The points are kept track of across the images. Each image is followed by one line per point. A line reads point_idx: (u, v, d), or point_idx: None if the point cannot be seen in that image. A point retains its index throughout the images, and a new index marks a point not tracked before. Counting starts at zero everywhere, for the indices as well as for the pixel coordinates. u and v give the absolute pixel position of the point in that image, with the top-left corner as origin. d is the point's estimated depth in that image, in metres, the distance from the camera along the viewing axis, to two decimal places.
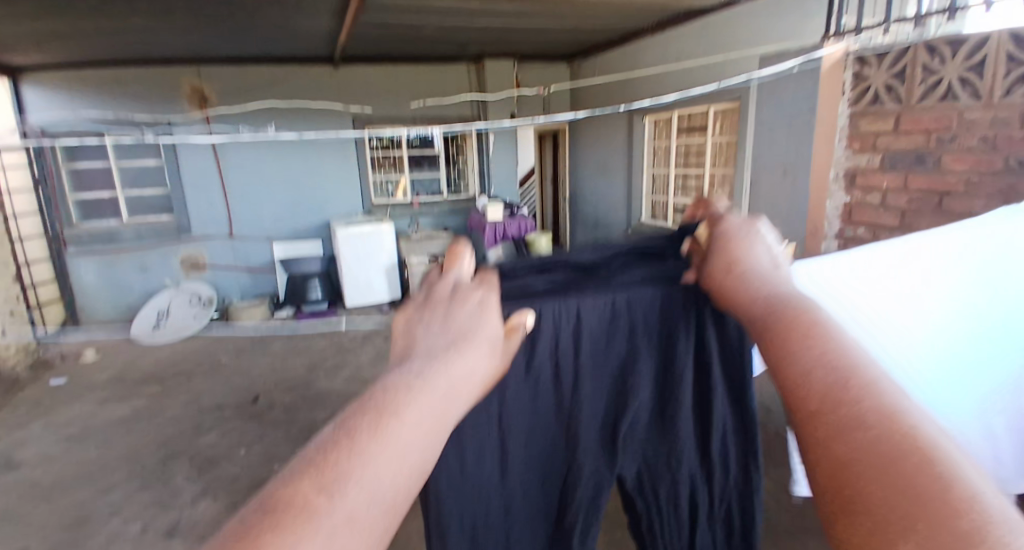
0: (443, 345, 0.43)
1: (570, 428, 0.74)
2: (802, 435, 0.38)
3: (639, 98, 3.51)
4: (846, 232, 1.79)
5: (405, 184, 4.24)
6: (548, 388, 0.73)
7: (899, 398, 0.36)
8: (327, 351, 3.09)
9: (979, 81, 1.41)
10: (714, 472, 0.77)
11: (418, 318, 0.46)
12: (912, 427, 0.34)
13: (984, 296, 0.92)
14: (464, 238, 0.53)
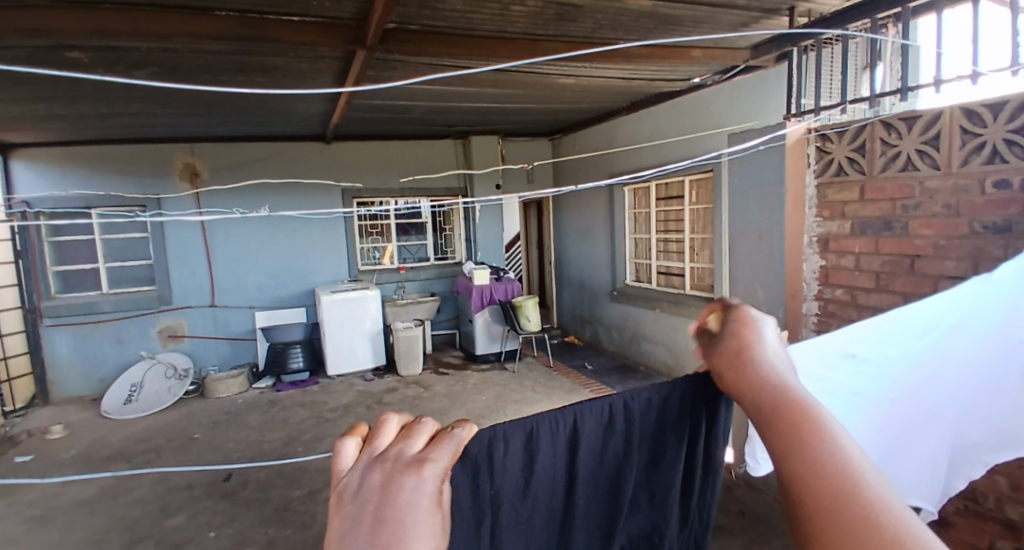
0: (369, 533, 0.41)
1: (567, 535, 0.79)
2: (801, 530, 0.40)
3: (618, 170, 3.65)
4: (825, 294, 1.82)
5: (392, 251, 4.29)
6: (546, 501, 0.77)
7: (891, 503, 0.39)
8: (307, 423, 2.99)
9: (936, 153, 1.49)
10: None
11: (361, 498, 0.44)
12: (898, 532, 0.36)
13: (966, 346, 0.98)
14: (430, 410, 0.52)
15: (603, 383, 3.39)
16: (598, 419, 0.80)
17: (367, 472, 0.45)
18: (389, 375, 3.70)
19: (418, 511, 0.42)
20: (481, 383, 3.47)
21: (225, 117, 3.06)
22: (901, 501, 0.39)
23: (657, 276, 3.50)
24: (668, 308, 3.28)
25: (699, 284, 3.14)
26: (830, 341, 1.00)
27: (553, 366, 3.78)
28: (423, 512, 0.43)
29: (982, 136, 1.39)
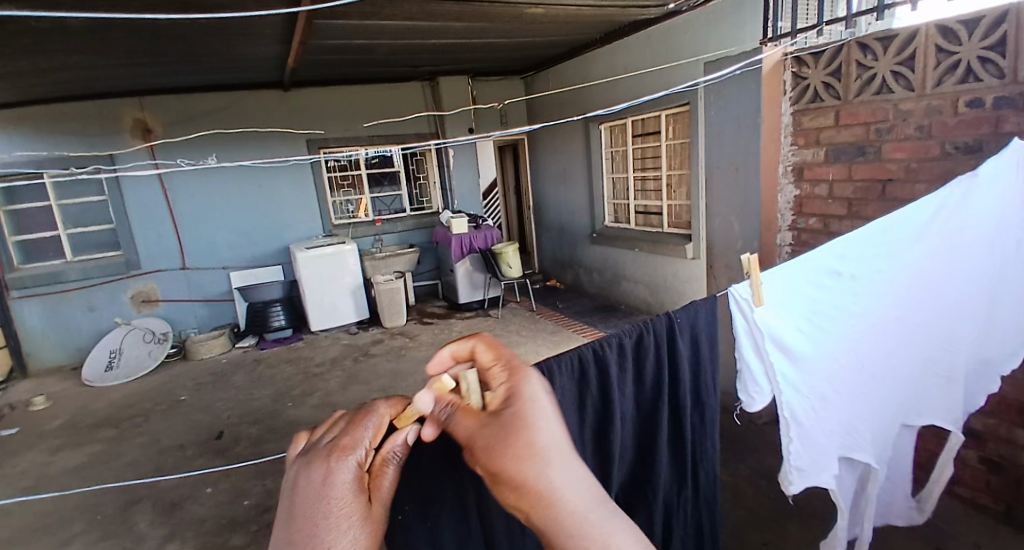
0: (316, 498, 0.50)
1: None
2: None
3: (593, 107, 3.57)
4: (799, 224, 1.84)
5: (367, 203, 4.20)
6: None
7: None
8: (294, 379, 3.00)
9: (910, 74, 1.47)
10: (686, 495, 0.95)
11: (305, 468, 0.52)
12: None
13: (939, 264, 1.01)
14: (379, 397, 0.59)
15: (586, 324, 3.46)
16: (570, 375, 0.80)
17: (288, 472, 0.54)
18: (373, 328, 3.70)
19: (319, 509, 0.49)
20: (466, 330, 3.51)
21: (176, 67, 2.87)
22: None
23: (636, 216, 3.50)
24: (647, 247, 3.30)
25: (677, 221, 3.16)
26: (818, 257, 0.94)
27: (536, 310, 3.83)
28: (323, 509, 0.49)
29: (957, 54, 1.38)
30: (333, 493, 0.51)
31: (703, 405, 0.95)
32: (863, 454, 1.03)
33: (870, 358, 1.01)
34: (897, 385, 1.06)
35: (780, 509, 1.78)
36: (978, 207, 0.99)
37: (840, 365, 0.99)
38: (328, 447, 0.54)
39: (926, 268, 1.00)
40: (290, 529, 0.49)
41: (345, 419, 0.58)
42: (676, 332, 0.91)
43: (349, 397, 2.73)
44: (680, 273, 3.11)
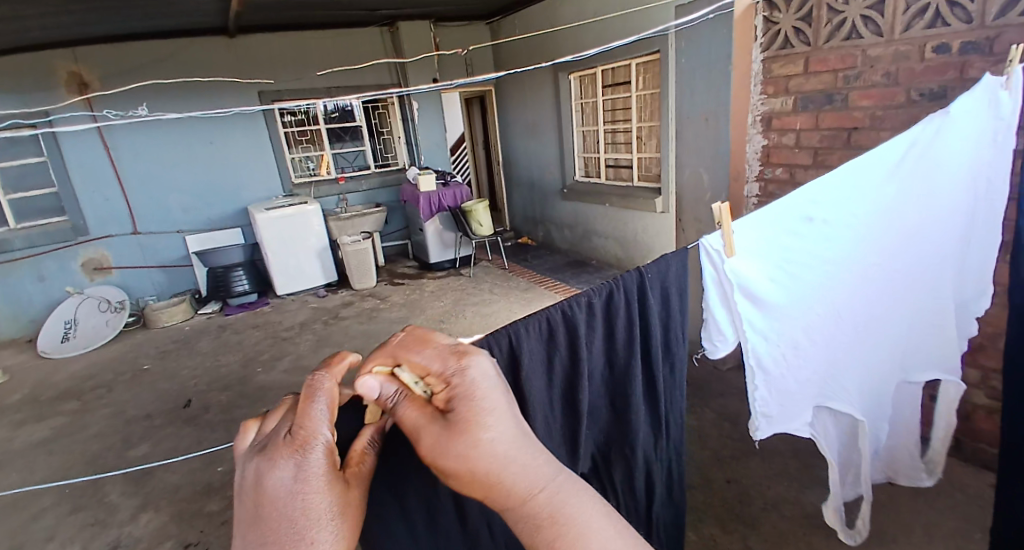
0: (291, 494, 0.48)
1: None
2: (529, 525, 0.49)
3: (562, 55, 3.45)
4: (766, 174, 1.85)
5: (329, 160, 4.04)
6: None
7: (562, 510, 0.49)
8: (262, 344, 2.95)
9: (880, 19, 1.45)
10: (662, 446, 0.97)
11: (268, 465, 0.49)
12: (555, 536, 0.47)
13: (914, 202, 1.00)
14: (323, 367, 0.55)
15: (558, 280, 3.47)
16: (538, 336, 0.79)
17: (247, 469, 0.51)
18: (342, 290, 3.64)
19: (291, 510, 0.48)
20: (438, 289, 3.48)
21: (111, 14, 2.63)
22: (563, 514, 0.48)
23: (606, 169, 3.47)
24: (617, 201, 3.29)
25: (647, 174, 3.15)
26: (792, 203, 0.92)
27: (508, 268, 3.82)
28: (297, 510, 0.48)
29: None
30: (305, 492, 0.49)
31: (672, 356, 0.97)
32: (838, 402, 1.07)
33: (842, 303, 1.02)
34: (869, 331, 1.07)
35: (743, 448, 1.86)
36: (953, 146, 0.97)
37: (811, 312, 1.00)
38: (290, 439, 0.51)
39: (899, 208, 0.99)
40: (263, 531, 0.48)
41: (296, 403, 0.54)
42: (646, 286, 0.90)
43: (321, 360, 2.70)
44: (650, 226, 3.12)
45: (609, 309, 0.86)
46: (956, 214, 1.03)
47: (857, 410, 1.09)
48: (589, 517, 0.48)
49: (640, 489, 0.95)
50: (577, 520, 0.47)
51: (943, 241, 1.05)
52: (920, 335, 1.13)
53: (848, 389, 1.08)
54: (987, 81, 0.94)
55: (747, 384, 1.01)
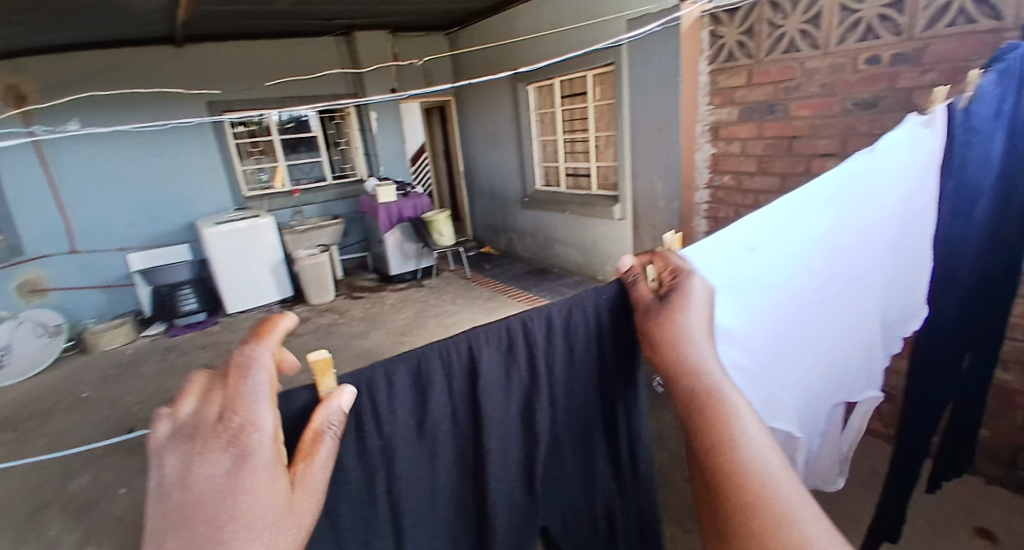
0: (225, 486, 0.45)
1: (478, 474, 0.77)
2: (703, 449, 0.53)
3: (519, 65, 3.47)
4: (716, 181, 1.89)
5: (283, 172, 3.94)
6: (450, 445, 0.75)
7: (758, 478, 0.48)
8: (211, 365, 2.82)
9: (816, 32, 1.51)
10: (625, 485, 0.88)
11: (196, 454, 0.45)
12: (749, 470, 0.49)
13: (856, 224, 1.00)
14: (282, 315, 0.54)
15: (521, 288, 3.47)
16: (497, 346, 0.76)
17: (169, 460, 0.46)
18: (298, 306, 3.54)
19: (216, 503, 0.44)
20: (399, 302, 3.42)
21: (47, 24, 2.50)
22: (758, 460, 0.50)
23: (566, 178, 3.49)
24: (578, 209, 3.31)
25: (606, 182, 3.19)
26: (736, 231, 0.90)
27: (471, 278, 3.79)
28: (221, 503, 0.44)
29: (859, 12, 1.42)
30: (236, 486, 0.45)
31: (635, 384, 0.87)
32: (776, 419, 1.06)
33: (782, 325, 1.01)
34: (810, 349, 1.07)
35: None
36: (890, 173, 0.98)
37: (755, 337, 0.98)
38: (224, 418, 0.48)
39: (843, 228, 0.99)
40: (187, 527, 0.44)
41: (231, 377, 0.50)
42: (618, 307, 0.83)
43: None
44: (610, 233, 3.15)
45: (577, 326, 0.81)
46: (889, 238, 1.04)
47: (793, 424, 1.09)
48: (748, 426, 0.53)
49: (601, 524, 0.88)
50: (740, 423, 0.53)
51: (874, 260, 1.05)
52: (859, 353, 1.13)
53: (785, 403, 1.07)
54: (912, 119, 0.99)
55: None
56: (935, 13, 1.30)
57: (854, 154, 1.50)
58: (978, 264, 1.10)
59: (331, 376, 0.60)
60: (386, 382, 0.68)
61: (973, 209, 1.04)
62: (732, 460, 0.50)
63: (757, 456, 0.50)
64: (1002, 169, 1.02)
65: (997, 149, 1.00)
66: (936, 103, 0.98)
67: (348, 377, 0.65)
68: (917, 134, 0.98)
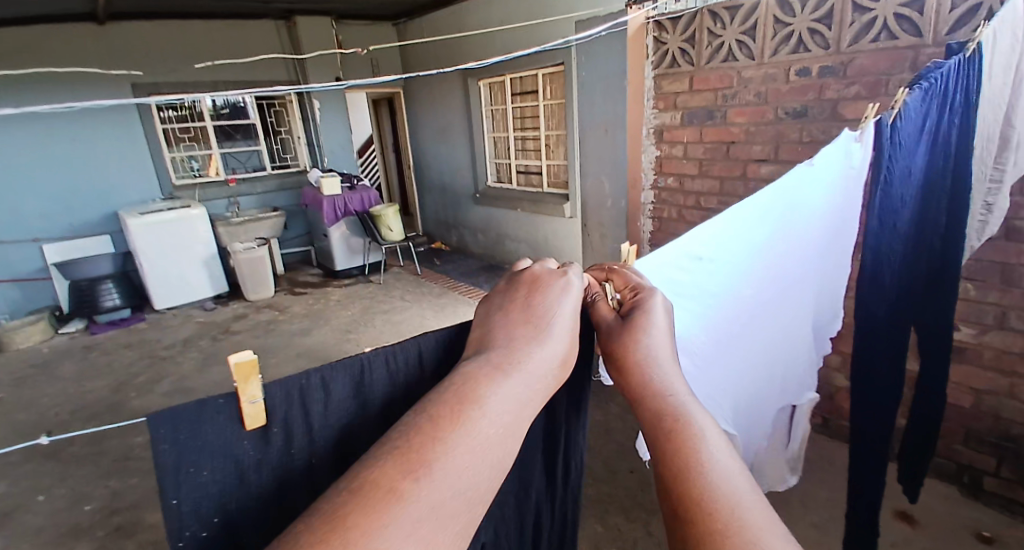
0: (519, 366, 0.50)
1: None
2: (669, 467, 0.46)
3: (470, 59, 3.44)
4: (659, 183, 1.94)
5: (218, 161, 3.75)
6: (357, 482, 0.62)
7: (728, 500, 0.42)
8: (138, 365, 2.66)
9: (752, 43, 1.57)
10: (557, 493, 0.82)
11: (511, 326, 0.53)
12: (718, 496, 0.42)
13: (786, 224, 1.02)
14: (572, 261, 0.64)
15: (471, 285, 3.45)
16: (413, 365, 0.62)
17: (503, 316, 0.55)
18: (235, 302, 3.38)
19: (498, 398, 0.45)
20: (345, 298, 3.34)
21: None
22: (728, 481, 0.43)
23: (517, 175, 3.50)
24: (528, 207, 3.33)
25: (556, 181, 3.21)
26: (679, 243, 0.90)
27: (421, 274, 3.73)
28: (507, 403, 0.45)
29: (791, 26, 1.49)
30: (514, 388, 0.46)
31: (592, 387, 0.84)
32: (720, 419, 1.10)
33: (728, 331, 1.04)
34: (752, 350, 1.11)
35: None
36: (819, 182, 1.00)
37: (701, 345, 0.99)
38: (523, 324, 0.54)
39: (775, 231, 1.01)
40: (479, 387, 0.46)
41: (529, 285, 0.58)
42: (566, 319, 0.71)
43: (208, 379, 2.49)
44: (559, 231, 3.18)
45: None
46: (817, 240, 1.08)
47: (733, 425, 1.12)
48: (715, 447, 0.46)
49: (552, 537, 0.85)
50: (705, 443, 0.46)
51: (806, 268, 1.10)
52: (792, 345, 1.19)
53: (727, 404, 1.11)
54: (845, 135, 0.99)
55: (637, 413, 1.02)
56: (860, 28, 1.37)
57: (786, 160, 1.57)
58: (903, 277, 1.06)
59: (255, 381, 0.53)
60: (321, 391, 0.58)
61: (901, 221, 1.00)
62: (698, 485, 0.43)
63: (725, 481, 0.43)
64: (921, 181, 1.02)
65: (918, 161, 0.99)
66: (868, 117, 0.95)
67: (275, 384, 0.55)
68: (851, 150, 1.00)
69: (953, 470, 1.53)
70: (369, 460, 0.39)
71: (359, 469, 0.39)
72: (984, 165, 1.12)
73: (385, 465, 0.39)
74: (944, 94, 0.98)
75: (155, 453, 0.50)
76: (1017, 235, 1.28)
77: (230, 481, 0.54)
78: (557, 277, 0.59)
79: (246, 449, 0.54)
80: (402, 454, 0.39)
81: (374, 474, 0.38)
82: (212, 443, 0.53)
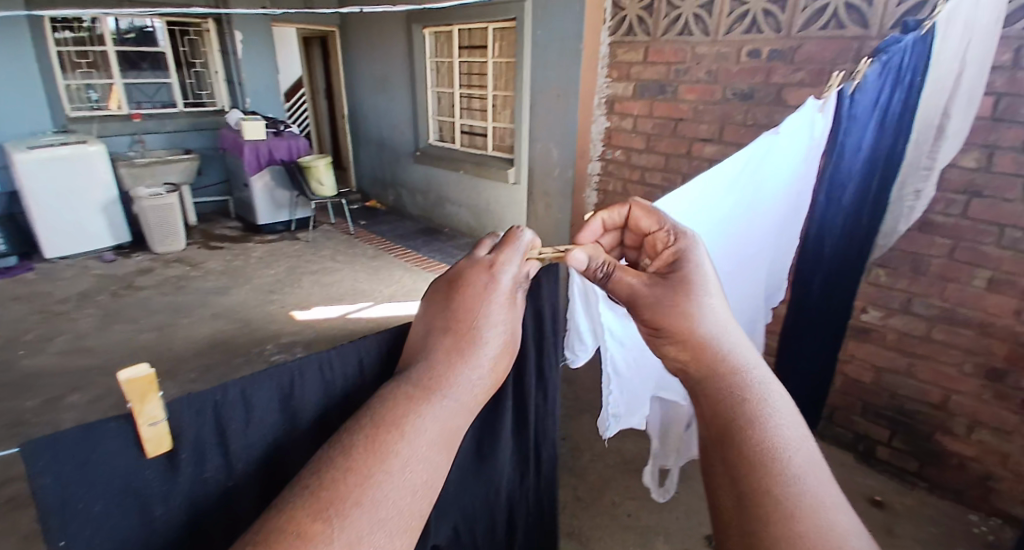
0: (452, 371, 0.48)
1: None
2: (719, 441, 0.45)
3: (415, 5, 3.21)
4: (607, 155, 1.91)
5: (119, 93, 3.31)
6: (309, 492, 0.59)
7: (764, 460, 0.41)
8: (26, 320, 2.35)
9: (708, 18, 1.53)
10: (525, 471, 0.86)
11: (441, 331, 0.52)
12: (761, 461, 0.41)
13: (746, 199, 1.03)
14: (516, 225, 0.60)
15: (408, 247, 3.32)
16: (349, 370, 0.59)
17: (432, 322, 0.53)
18: (139, 254, 3.05)
19: (423, 419, 0.43)
20: (269, 255, 3.11)
21: None
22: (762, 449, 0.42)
23: (461, 135, 3.36)
24: (471, 169, 3.22)
25: (501, 144, 3.12)
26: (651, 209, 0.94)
27: (355, 233, 3.55)
28: (432, 422, 0.43)
29: (747, 4, 1.45)
30: (433, 412, 0.43)
31: (543, 381, 0.83)
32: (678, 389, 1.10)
33: None
34: None
35: (578, 409, 1.95)
36: (788, 156, 1.01)
37: None
38: (447, 335, 0.51)
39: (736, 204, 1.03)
40: (396, 406, 0.43)
41: (449, 287, 0.55)
42: None
43: (110, 338, 2.24)
44: (502, 197, 3.11)
45: None
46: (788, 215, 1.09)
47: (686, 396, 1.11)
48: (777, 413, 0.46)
49: (500, 526, 0.85)
50: (771, 414, 0.45)
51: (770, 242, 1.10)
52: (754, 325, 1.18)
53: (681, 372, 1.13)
54: (810, 103, 0.97)
55: (601, 386, 1.02)
56: (811, 15, 1.36)
57: (730, 141, 1.57)
58: (840, 252, 1.13)
59: (154, 401, 0.45)
60: (240, 408, 0.52)
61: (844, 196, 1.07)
62: (746, 450, 0.42)
63: (791, 458, 0.42)
64: (867, 160, 1.04)
65: (868, 141, 1.02)
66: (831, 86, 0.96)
67: (182, 401, 0.48)
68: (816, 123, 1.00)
69: (851, 439, 1.65)
70: (288, 503, 0.35)
71: (271, 518, 0.35)
72: (922, 151, 1.03)
73: (299, 511, 0.35)
74: (899, 73, 0.95)
75: (34, 495, 0.42)
76: (930, 228, 1.33)
77: (131, 520, 0.47)
78: (481, 275, 0.55)
79: (150, 477, 0.48)
80: (315, 493, 0.36)
81: (288, 522, 0.34)
82: (107, 477, 0.46)
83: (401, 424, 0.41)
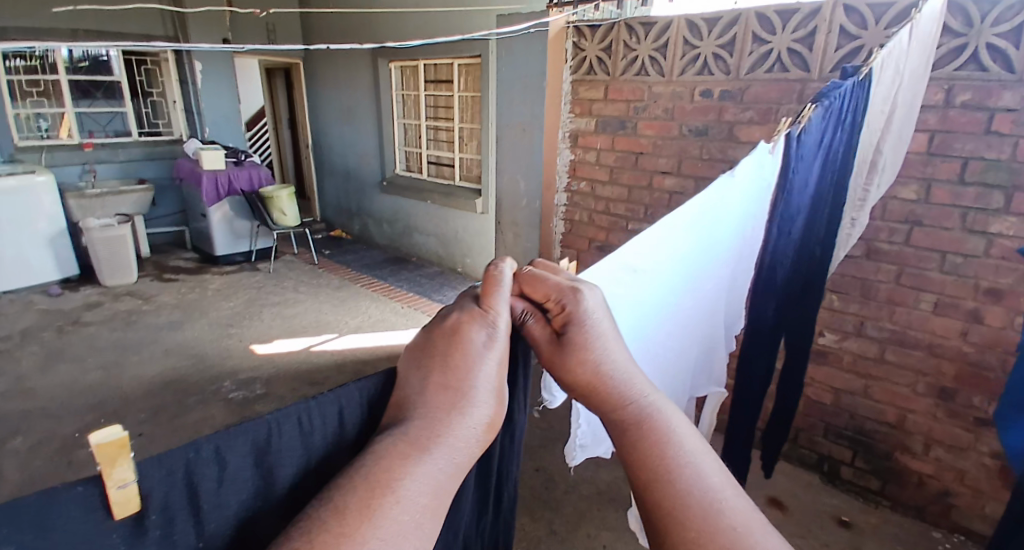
0: (442, 426, 0.47)
1: None
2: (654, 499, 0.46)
3: (381, 39, 3.25)
4: (573, 187, 1.95)
5: (71, 121, 3.20)
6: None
7: (714, 513, 0.43)
8: None
9: (663, 60, 1.61)
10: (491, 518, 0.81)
11: (427, 380, 0.50)
12: (711, 516, 0.43)
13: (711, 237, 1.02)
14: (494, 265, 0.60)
15: (375, 277, 3.28)
16: (336, 419, 0.53)
17: (418, 370, 0.51)
18: (87, 287, 2.90)
19: (419, 481, 0.42)
20: (228, 287, 3.01)
21: None
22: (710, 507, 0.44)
23: (428, 166, 3.38)
24: (439, 199, 3.23)
25: (468, 175, 3.15)
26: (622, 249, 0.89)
27: (319, 263, 3.48)
28: (423, 484, 0.42)
29: (698, 48, 1.54)
30: (424, 475, 0.43)
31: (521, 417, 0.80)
32: None
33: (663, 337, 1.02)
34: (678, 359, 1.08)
35: (550, 438, 1.94)
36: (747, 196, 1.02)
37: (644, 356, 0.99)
38: (440, 387, 0.50)
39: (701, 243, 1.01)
40: (384, 471, 0.41)
41: (438, 334, 0.53)
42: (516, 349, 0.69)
43: (51, 378, 2.11)
44: (470, 227, 3.14)
45: None
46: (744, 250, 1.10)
47: None
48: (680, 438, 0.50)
49: None
50: (676, 445, 0.50)
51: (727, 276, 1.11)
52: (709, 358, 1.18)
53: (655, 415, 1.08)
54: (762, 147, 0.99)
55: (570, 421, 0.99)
56: (757, 58, 1.45)
57: (688, 174, 1.64)
58: (788, 282, 1.16)
59: (128, 462, 0.39)
60: (215, 466, 0.45)
61: (792, 230, 1.08)
62: (685, 506, 0.44)
63: (697, 483, 0.46)
64: (812, 195, 1.09)
65: (813, 177, 1.07)
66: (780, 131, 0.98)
67: (155, 461, 0.42)
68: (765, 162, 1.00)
69: (815, 460, 1.70)
70: None
71: None
72: (858, 185, 1.20)
73: None
74: (840, 114, 1.02)
75: None
76: (877, 256, 1.42)
77: None
78: (471, 323, 0.54)
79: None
80: None
81: None
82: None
83: (396, 490, 0.40)
